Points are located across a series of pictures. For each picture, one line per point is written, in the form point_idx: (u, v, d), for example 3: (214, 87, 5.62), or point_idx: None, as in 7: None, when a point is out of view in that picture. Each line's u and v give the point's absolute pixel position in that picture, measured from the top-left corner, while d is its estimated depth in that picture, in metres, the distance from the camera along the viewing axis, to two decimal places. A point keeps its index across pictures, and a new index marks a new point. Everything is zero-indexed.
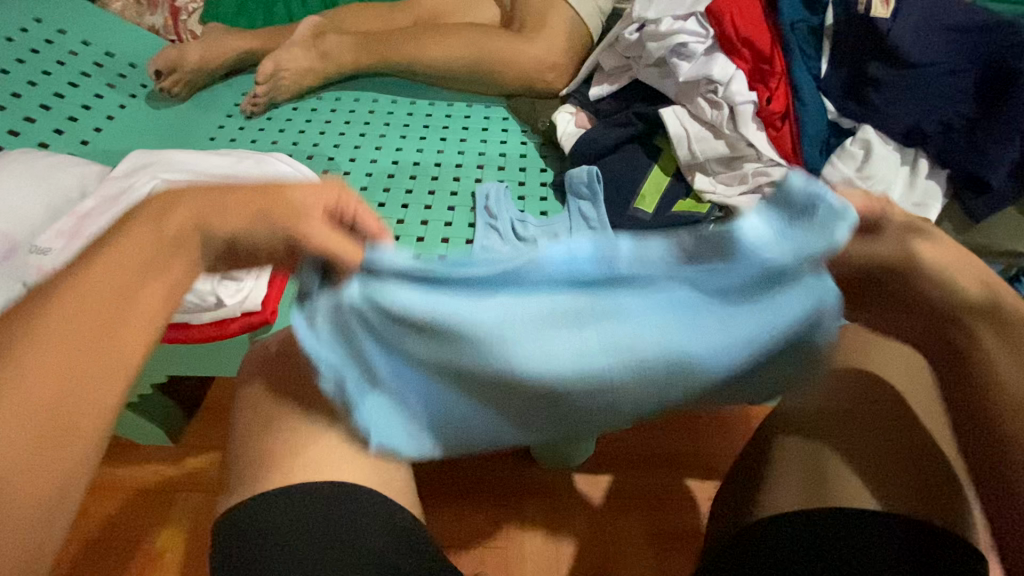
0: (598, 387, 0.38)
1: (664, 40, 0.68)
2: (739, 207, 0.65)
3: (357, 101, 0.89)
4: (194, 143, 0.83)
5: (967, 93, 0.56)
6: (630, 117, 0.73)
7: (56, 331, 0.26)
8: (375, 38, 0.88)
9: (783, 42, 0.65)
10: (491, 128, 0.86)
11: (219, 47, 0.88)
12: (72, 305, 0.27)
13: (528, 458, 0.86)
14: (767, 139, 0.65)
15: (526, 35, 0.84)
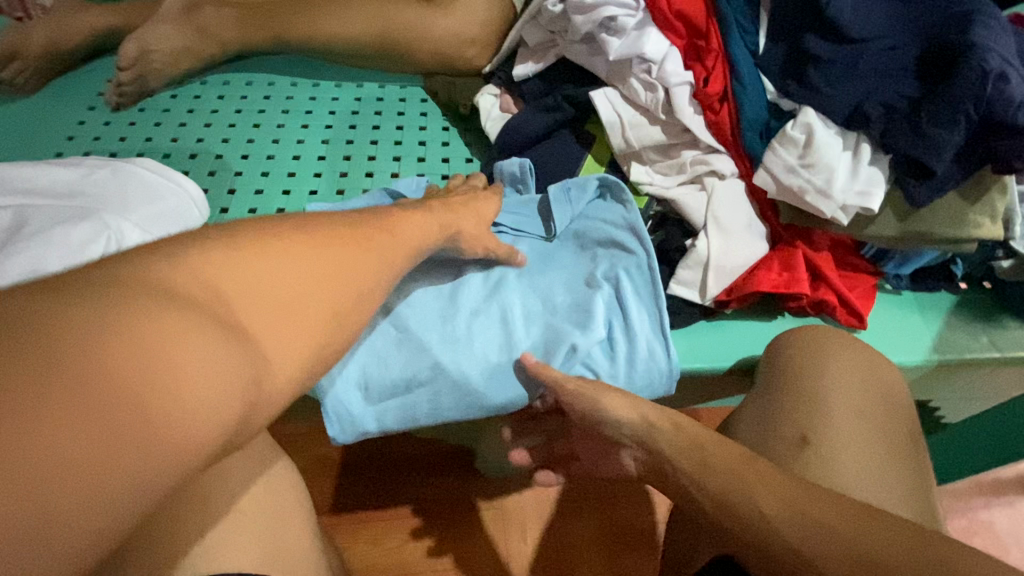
0: (502, 337, 0.53)
1: (591, 13, 0.60)
2: (677, 200, 0.60)
3: (250, 85, 0.77)
4: (48, 144, 0.69)
5: (909, 70, 0.52)
6: (558, 100, 0.66)
7: (292, 266, 0.36)
8: (262, 8, 0.75)
9: (719, 14, 0.59)
10: (407, 112, 0.76)
11: (71, 25, 0.73)
12: (300, 271, 0.37)
13: (472, 470, 0.81)
14: (705, 123, 0.60)
15: (439, 3, 0.74)
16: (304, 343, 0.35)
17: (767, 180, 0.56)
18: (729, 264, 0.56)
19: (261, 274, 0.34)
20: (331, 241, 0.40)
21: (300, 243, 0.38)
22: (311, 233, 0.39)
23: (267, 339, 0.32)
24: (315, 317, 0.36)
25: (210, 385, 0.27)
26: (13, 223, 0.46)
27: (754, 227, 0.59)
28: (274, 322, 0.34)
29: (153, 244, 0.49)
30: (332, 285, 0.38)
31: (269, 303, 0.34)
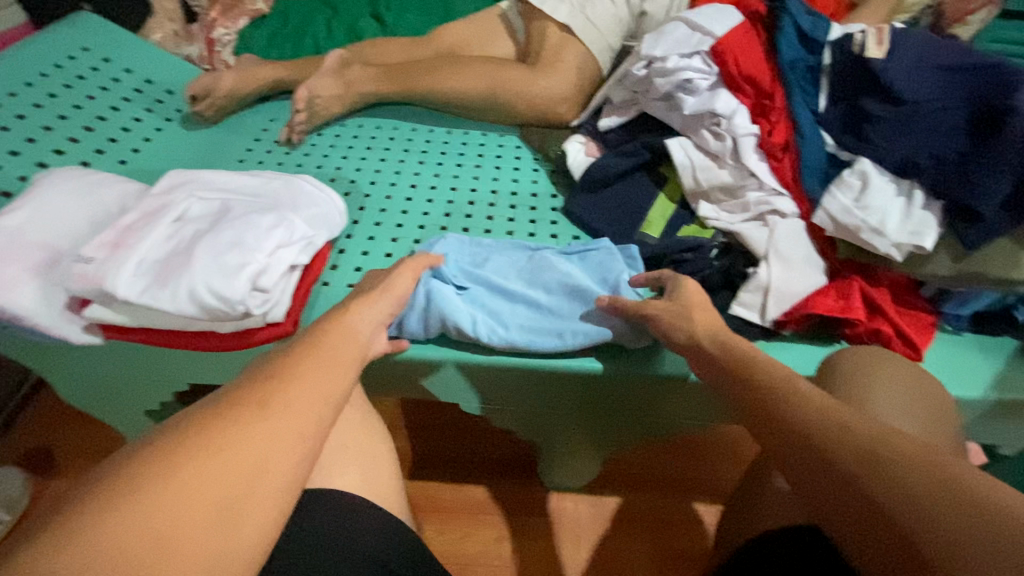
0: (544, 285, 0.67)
1: (671, 76, 0.71)
2: (742, 233, 0.67)
3: (378, 128, 0.94)
4: (223, 163, 0.87)
5: (960, 128, 0.59)
6: (638, 146, 0.76)
7: (174, 500, 0.29)
8: (397, 68, 0.93)
9: (784, 80, 0.69)
10: (504, 155, 0.90)
11: (252, 76, 0.94)
12: (187, 493, 0.29)
13: (532, 477, 0.87)
14: (769, 169, 0.68)
15: (540, 68, 0.89)
16: (210, 555, 0.28)
17: (825, 219, 0.63)
18: (789, 291, 0.62)
19: (124, 540, 0.27)
20: (205, 453, 0.31)
21: (170, 476, 0.29)
22: (177, 454, 0.31)
23: (237, 473, 0.31)
24: (248, 438, 0.32)
25: (187, 526, 0.28)
26: (220, 210, 0.59)
27: (813, 260, 0.65)
28: (233, 457, 0.31)
29: (313, 236, 0.61)
30: (245, 478, 0.31)
31: (155, 570, 0.27)
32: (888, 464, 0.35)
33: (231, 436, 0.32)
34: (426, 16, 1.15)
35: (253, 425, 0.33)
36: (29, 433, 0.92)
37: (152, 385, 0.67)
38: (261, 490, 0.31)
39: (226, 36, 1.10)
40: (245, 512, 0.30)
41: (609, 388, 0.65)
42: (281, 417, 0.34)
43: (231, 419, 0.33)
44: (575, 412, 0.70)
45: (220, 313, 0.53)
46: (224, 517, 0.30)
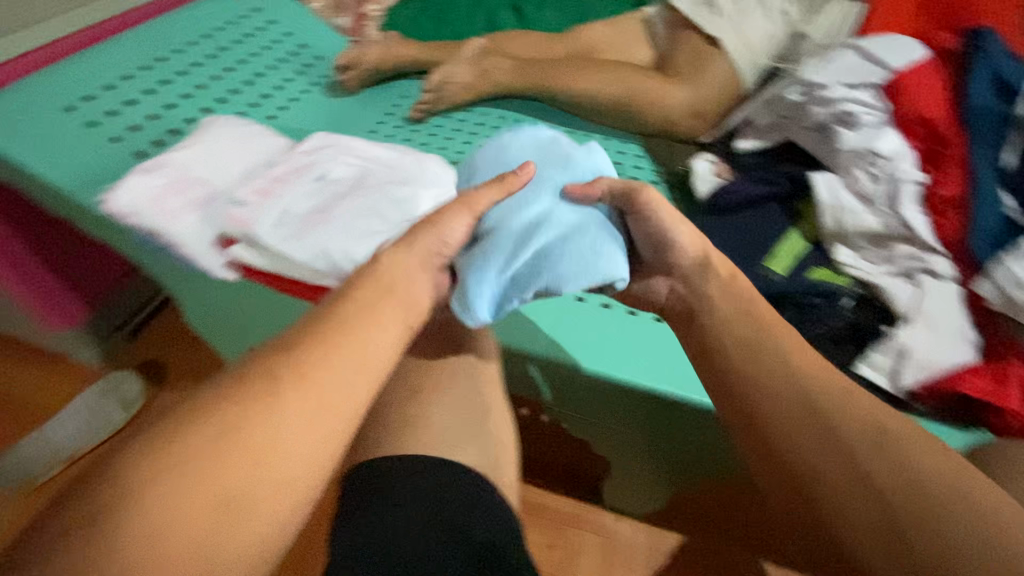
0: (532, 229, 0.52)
1: (831, 106, 0.66)
2: (884, 287, 0.61)
3: (502, 118, 0.95)
4: (356, 132, 0.92)
5: None
6: (777, 175, 0.71)
7: (210, 481, 0.34)
8: (532, 64, 0.94)
9: (967, 127, 0.62)
10: (624, 163, 0.88)
11: (394, 52, 0.98)
12: (224, 459, 0.35)
13: (593, 493, 0.86)
14: (928, 223, 0.62)
15: (679, 81, 0.86)
16: (255, 536, 0.34)
17: (992, 290, 0.56)
18: (930, 360, 0.56)
19: (163, 515, 0.32)
20: (248, 422, 0.36)
21: (209, 461, 0.35)
22: (211, 433, 0.36)
23: (256, 461, 0.35)
24: (279, 423, 0.37)
25: (196, 510, 0.33)
26: (358, 175, 0.62)
27: (964, 333, 0.58)
28: (258, 438, 0.36)
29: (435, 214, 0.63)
30: (263, 465, 0.36)
31: (206, 540, 0.33)
32: (830, 416, 0.44)
33: (277, 409, 0.37)
34: (565, 15, 1.15)
35: (281, 399, 0.38)
36: (149, 347, 1.02)
37: (262, 322, 0.74)
38: (282, 476, 0.36)
39: (375, 12, 1.16)
40: (256, 495, 0.35)
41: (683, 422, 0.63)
42: (308, 394, 0.39)
43: (252, 409, 0.37)
44: (654, 440, 0.68)
45: (346, 273, 0.55)
46: (233, 503, 0.34)
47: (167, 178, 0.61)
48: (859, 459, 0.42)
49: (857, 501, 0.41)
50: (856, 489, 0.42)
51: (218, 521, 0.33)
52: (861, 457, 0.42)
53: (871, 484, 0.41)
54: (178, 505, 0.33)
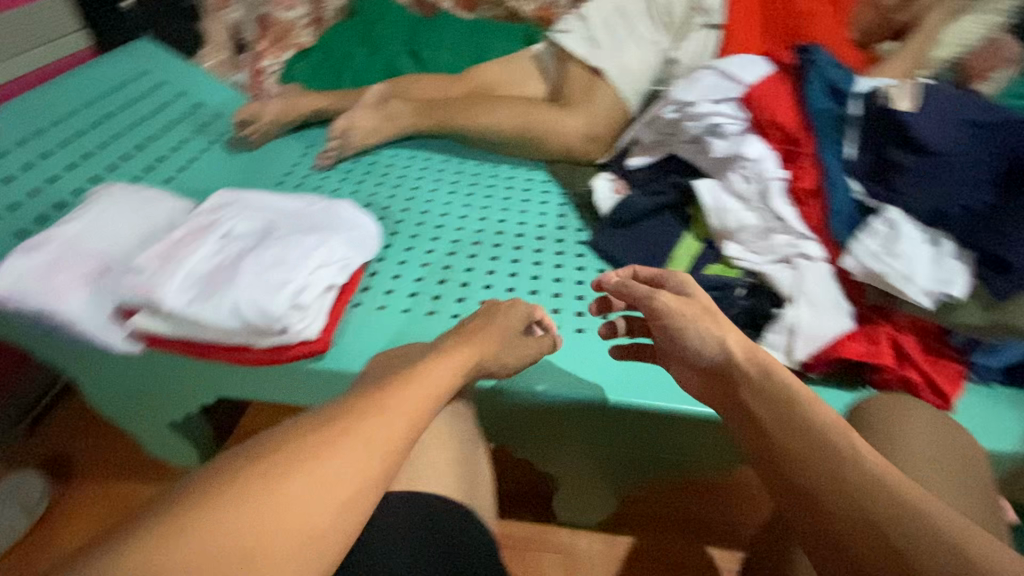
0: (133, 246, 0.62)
1: (700, 120, 0.73)
2: (768, 274, 0.68)
3: (411, 158, 0.98)
4: (263, 185, 0.91)
5: (990, 182, 0.60)
6: (666, 185, 0.79)
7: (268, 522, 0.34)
8: (433, 105, 0.98)
9: (813, 128, 0.70)
10: (532, 189, 0.93)
11: (294, 104, 0.98)
12: (254, 512, 0.34)
13: (543, 513, 0.87)
14: (797, 213, 0.69)
15: (570, 109, 0.93)
16: (308, 553, 0.35)
17: (854, 265, 0.63)
18: (817, 333, 0.63)
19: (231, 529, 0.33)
20: (247, 498, 0.35)
21: (262, 496, 0.35)
22: (280, 465, 0.37)
23: (303, 531, 0.35)
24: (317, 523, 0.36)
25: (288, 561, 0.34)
26: (264, 229, 0.62)
27: (841, 304, 0.65)
28: (316, 520, 0.36)
29: (351, 258, 0.64)
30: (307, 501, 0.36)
31: (261, 550, 0.33)
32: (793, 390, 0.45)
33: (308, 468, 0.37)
34: (459, 57, 1.24)
35: (296, 472, 0.37)
36: (48, 441, 0.92)
37: (178, 397, 0.72)
38: (312, 515, 0.36)
39: (272, 67, 1.17)
40: (317, 531, 0.36)
41: (614, 427, 0.69)
42: (296, 484, 0.36)
43: (324, 441, 0.39)
44: (584, 437, 0.71)
45: (258, 327, 0.55)
46: (309, 539, 0.35)
47: (53, 254, 0.58)
48: (805, 434, 0.42)
49: (808, 478, 0.40)
50: (810, 527, 0.40)
51: (277, 533, 0.34)
52: (803, 432, 0.42)
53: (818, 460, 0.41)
54: (242, 510, 0.34)
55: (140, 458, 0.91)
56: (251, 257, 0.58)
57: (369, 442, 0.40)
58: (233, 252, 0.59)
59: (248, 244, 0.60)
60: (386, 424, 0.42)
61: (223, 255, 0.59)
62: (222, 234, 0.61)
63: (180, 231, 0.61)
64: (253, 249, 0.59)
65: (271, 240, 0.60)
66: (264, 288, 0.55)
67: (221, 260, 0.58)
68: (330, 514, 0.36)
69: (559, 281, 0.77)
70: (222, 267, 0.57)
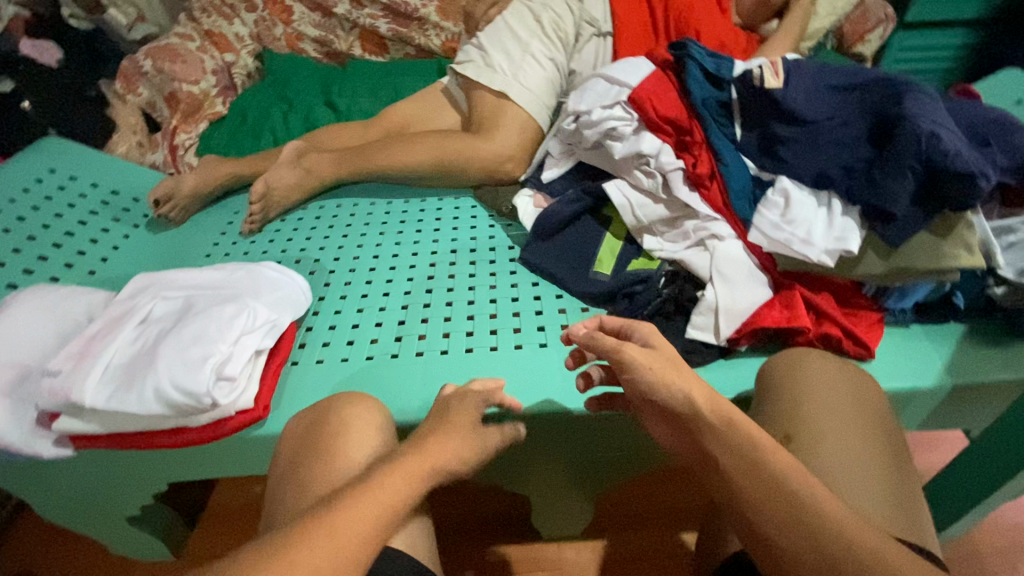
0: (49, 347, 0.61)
1: (597, 126, 0.77)
2: (685, 260, 0.71)
3: (338, 207, 0.99)
4: (191, 260, 0.90)
5: (862, 139, 0.64)
6: (581, 193, 0.81)
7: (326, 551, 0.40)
8: (350, 152, 0.99)
9: (699, 116, 0.73)
10: (461, 216, 0.95)
11: (213, 174, 0.98)
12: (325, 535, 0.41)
13: (526, 533, 0.86)
14: (700, 198, 0.73)
15: (483, 134, 0.96)
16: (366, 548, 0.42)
17: (759, 237, 0.66)
18: (736, 308, 0.66)
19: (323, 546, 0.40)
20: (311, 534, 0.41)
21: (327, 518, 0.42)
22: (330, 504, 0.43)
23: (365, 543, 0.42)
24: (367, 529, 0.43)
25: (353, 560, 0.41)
26: (183, 307, 0.62)
27: (755, 275, 0.68)
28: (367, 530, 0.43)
29: (276, 319, 0.64)
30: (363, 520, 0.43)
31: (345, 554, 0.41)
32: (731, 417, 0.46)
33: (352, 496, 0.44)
34: (375, 99, 1.26)
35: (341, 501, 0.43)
36: (8, 564, 0.88)
37: (130, 490, 0.70)
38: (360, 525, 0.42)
39: (188, 141, 1.17)
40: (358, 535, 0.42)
41: (569, 441, 0.70)
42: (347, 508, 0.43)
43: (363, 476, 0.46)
44: (542, 456, 0.72)
45: (186, 408, 0.54)
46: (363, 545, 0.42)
47: None
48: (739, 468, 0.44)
49: (746, 503, 0.42)
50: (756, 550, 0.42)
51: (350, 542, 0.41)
52: (740, 464, 0.44)
53: (755, 491, 0.42)
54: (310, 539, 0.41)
55: (108, 561, 0.88)
56: (169, 338, 0.58)
57: (397, 480, 0.47)
58: (152, 336, 0.59)
59: (166, 326, 0.60)
60: (404, 469, 0.48)
61: (141, 342, 0.58)
62: (138, 321, 0.61)
63: (95, 324, 0.60)
64: (171, 329, 0.59)
65: (189, 317, 0.60)
66: (186, 367, 0.55)
67: (140, 347, 0.58)
68: (372, 532, 0.43)
69: (495, 301, 0.78)
70: (142, 354, 0.57)
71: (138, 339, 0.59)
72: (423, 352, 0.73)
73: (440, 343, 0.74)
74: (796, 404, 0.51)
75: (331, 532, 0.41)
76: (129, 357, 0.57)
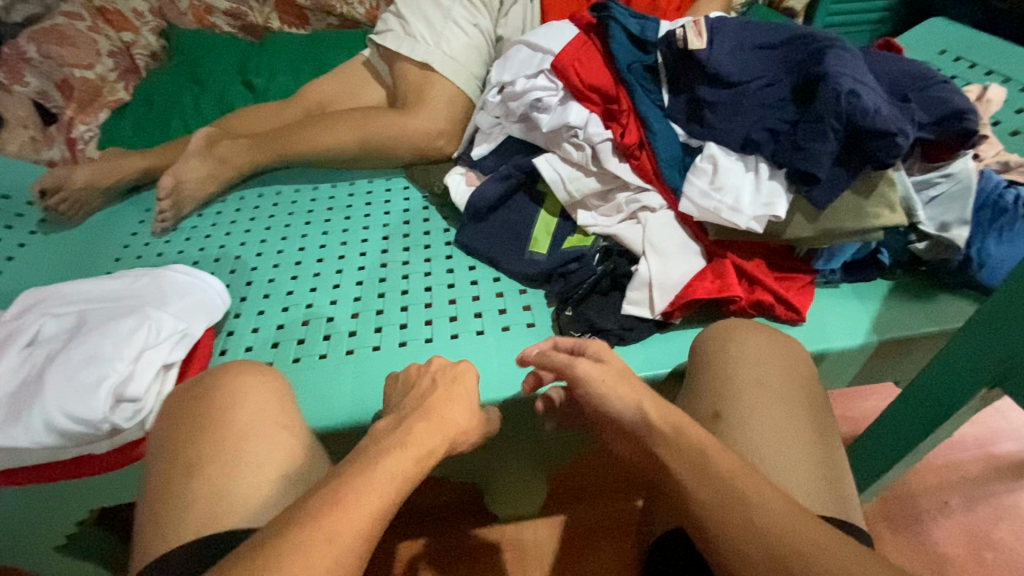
0: None
1: (522, 98, 0.73)
2: (619, 234, 0.70)
3: (260, 197, 0.93)
4: (98, 267, 0.83)
5: (785, 100, 0.63)
6: (511, 169, 0.78)
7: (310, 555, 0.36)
8: (267, 136, 0.92)
9: (625, 82, 0.70)
10: (392, 199, 0.90)
11: (116, 170, 0.89)
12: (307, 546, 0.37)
13: (483, 516, 0.86)
14: (631, 168, 0.70)
15: (408, 109, 0.90)
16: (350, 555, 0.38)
17: (690, 207, 0.65)
18: (670, 280, 0.65)
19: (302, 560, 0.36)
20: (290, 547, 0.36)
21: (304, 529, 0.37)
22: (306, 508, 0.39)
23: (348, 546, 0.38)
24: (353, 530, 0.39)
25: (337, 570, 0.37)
26: (76, 325, 0.57)
27: (688, 246, 0.67)
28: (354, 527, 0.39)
29: (186, 328, 0.59)
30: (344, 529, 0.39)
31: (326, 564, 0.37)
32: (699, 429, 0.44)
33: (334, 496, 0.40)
34: (296, 76, 1.18)
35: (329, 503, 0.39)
36: None
37: (48, 521, 0.65)
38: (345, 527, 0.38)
39: (88, 132, 1.06)
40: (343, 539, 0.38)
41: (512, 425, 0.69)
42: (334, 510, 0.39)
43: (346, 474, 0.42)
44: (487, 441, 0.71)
45: (83, 436, 0.50)
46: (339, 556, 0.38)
47: None
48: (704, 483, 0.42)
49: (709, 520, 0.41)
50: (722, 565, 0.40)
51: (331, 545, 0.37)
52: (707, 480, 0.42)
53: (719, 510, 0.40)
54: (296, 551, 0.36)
55: None
56: (58, 363, 0.53)
57: (374, 481, 0.42)
58: (39, 361, 0.54)
59: (56, 348, 0.55)
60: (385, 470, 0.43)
61: (28, 369, 0.53)
62: (24, 345, 0.55)
63: None
64: (61, 352, 0.54)
65: (82, 336, 0.55)
66: (79, 392, 0.50)
67: (27, 375, 0.53)
68: (361, 531, 0.39)
69: (429, 289, 0.75)
70: (30, 382, 0.52)
71: (24, 365, 0.54)
72: (354, 350, 0.69)
73: (372, 338, 0.70)
74: (726, 381, 0.51)
75: (331, 536, 0.37)
76: (15, 387, 0.52)
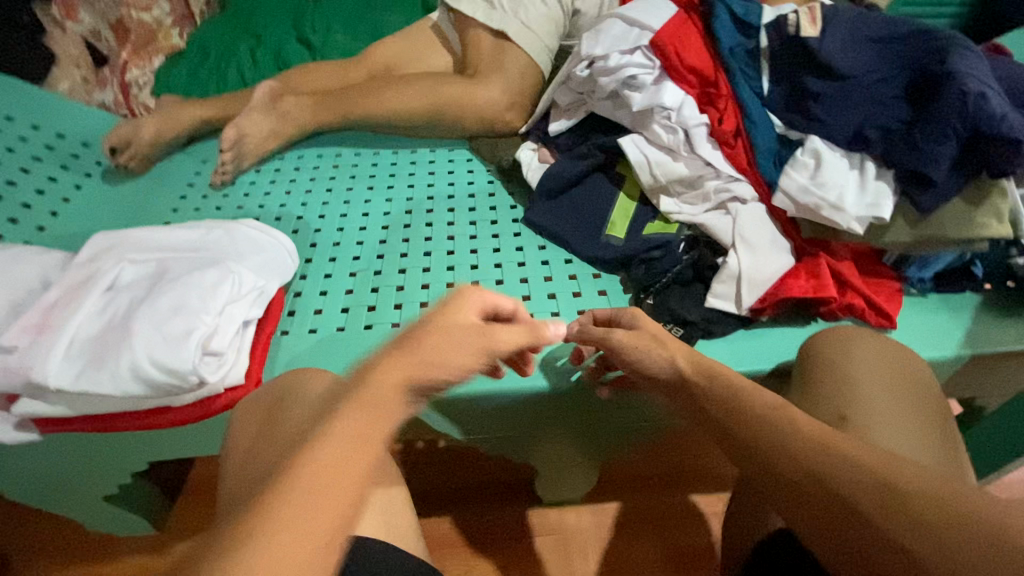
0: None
1: (615, 74, 0.70)
2: (706, 224, 0.67)
3: (320, 157, 0.90)
4: (155, 216, 0.81)
5: (900, 98, 0.61)
6: (591, 149, 0.75)
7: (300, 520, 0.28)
8: (332, 95, 0.89)
9: (726, 67, 0.68)
10: (457, 170, 0.88)
11: (176, 118, 0.87)
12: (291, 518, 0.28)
13: (527, 499, 0.85)
14: (723, 156, 0.68)
15: (480, 78, 0.87)
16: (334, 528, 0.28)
17: (786, 202, 0.63)
18: (761, 276, 0.63)
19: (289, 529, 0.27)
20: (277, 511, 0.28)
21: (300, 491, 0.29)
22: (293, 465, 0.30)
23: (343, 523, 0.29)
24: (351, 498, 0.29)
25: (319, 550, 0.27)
26: (156, 272, 0.55)
27: (778, 241, 0.65)
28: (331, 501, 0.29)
29: (264, 286, 0.58)
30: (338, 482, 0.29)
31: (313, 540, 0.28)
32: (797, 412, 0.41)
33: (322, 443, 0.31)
34: (354, 36, 1.14)
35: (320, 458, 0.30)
36: None
37: (106, 470, 0.64)
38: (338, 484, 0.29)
39: (142, 78, 1.03)
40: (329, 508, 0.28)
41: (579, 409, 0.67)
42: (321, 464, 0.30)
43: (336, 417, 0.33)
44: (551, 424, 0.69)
45: (169, 387, 0.49)
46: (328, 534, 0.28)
47: None
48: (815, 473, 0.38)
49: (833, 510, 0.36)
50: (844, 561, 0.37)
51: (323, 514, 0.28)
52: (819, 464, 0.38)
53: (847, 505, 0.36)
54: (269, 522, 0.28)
55: (85, 538, 0.82)
56: (141, 309, 0.51)
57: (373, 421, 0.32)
58: (120, 307, 0.52)
59: (137, 295, 0.53)
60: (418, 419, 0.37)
61: (109, 314, 0.52)
62: (103, 288, 0.53)
63: (52, 291, 0.53)
64: (144, 299, 0.52)
65: (164, 285, 0.53)
66: (165, 342, 0.49)
67: (108, 319, 0.51)
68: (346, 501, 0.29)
69: (500, 265, 0.73)
70: (113, 327, 0.50)
71: (105, 310, 0.52)
72: None
73: None
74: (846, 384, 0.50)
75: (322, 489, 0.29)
76: (97, 331, 0.51)
